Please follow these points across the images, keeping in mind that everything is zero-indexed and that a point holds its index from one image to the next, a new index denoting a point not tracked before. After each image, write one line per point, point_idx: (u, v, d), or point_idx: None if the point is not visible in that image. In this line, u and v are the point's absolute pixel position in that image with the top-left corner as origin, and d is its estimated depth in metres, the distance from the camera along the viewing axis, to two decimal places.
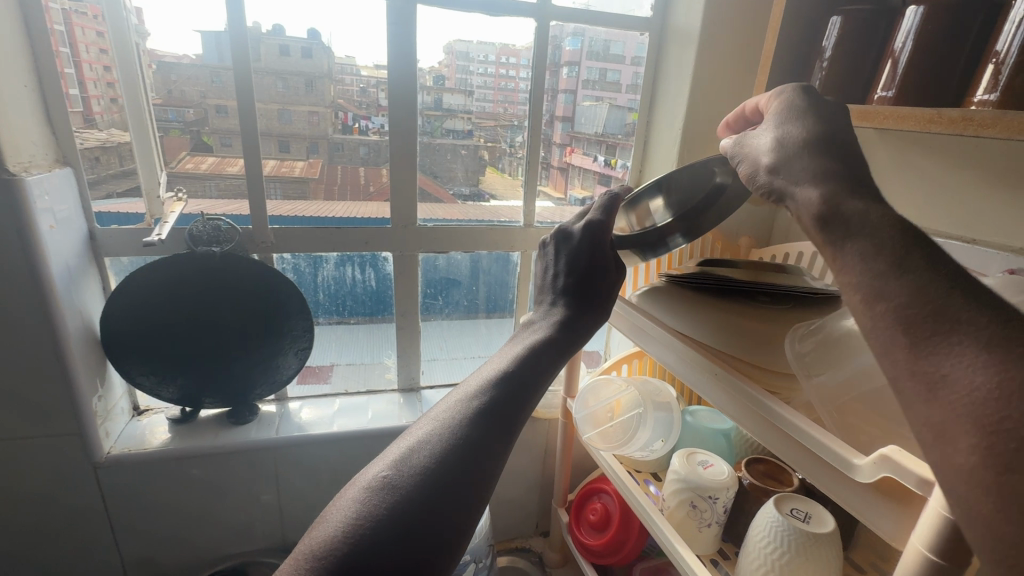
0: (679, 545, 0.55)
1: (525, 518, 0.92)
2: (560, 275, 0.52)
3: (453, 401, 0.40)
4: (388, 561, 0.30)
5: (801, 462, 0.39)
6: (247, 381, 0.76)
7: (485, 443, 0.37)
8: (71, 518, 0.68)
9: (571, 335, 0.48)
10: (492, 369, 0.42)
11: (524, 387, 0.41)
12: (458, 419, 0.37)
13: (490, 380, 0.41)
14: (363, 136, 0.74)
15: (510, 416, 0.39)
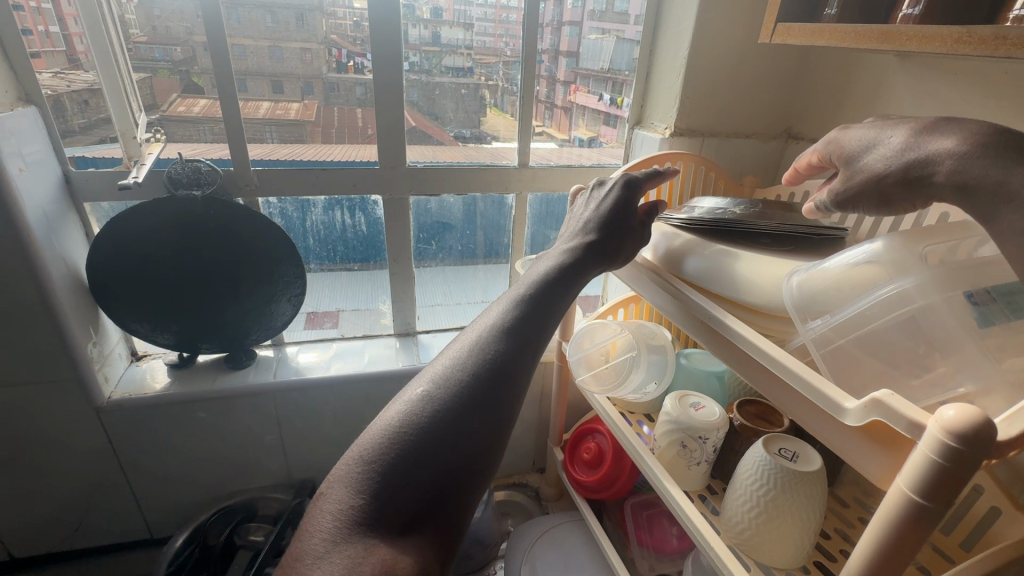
0: (667, 482, 0.57)
1: (522, 456, 0.95)
2: (592, 215, 0.53)
3: (475, 328, 0.43)
4: (427, 462, 0.34)
5: (791, 406, 0.38)
6: (243, 326, 0.77)
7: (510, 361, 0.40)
8: (80, 459, 0.71)
9: (586, 268, 0.50)
10: (508, 300, 0.45)
11: (544, 310, 0.44)
12: (482, 344, 0.40)
13: (512, 306, 0.44)
14: (358, 75, 0.69)
15: (532, 335, 0.42)
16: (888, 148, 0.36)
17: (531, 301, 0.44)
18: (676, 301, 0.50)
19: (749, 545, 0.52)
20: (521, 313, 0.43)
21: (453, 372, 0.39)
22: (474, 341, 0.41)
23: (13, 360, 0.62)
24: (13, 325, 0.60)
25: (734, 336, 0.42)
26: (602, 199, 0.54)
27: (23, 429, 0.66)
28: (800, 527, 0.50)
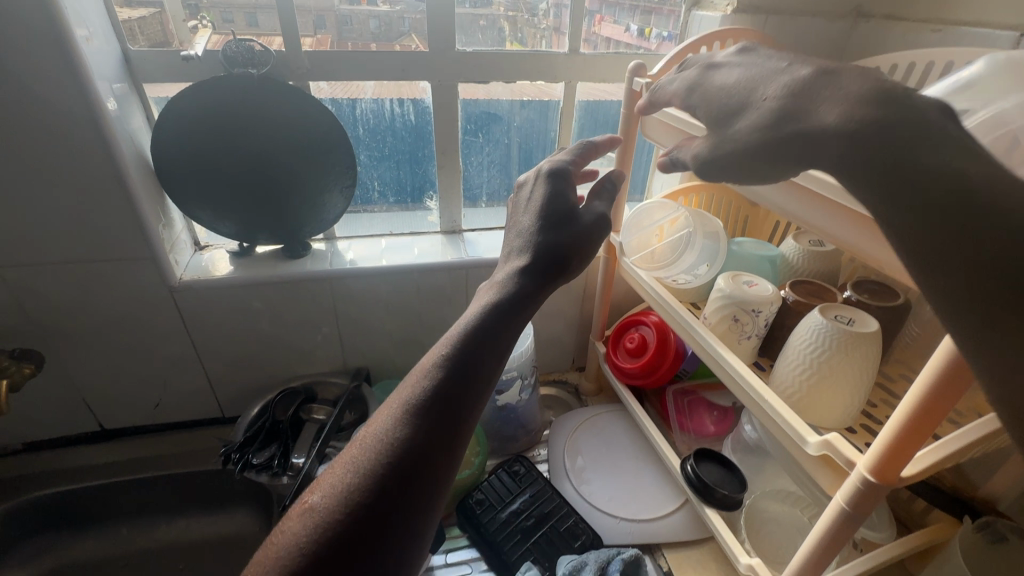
0: (721, 350, 0.56)
1: (563, 354, 0.98)
2: (528, 226, 0.47)
3: (412, 380, 0.39)
4: (352, 547, 0.31)
5: (866, 244, 0.38)
6: (298, 216, 0.79)
7: (444, 421, 0.36)
8: (158, 337, 0.76)
9: (531, 292, 0.43)
10: (446, 339, 0.40)
11: (478, 350, 0.39)
12: (416, 403, 0.37)
13: (445, 354, 0.39)
14: (372, 7, 0.71)
15: (470, 386, 0.38)
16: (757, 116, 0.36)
17: (465, 346, 0.39)
18: None
19: (800, 404, 0.54)
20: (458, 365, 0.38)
21: (380, 444, 0.35)
22: (405, 405, 0.37)
23: (94, 237, 0.66)
24: (90, 201, 0.63)
25: (809, 181, 0.41)
26: (531, 200, 0.49)
27: (107, 305, 0.71)
28: (853, 387, 0.52)
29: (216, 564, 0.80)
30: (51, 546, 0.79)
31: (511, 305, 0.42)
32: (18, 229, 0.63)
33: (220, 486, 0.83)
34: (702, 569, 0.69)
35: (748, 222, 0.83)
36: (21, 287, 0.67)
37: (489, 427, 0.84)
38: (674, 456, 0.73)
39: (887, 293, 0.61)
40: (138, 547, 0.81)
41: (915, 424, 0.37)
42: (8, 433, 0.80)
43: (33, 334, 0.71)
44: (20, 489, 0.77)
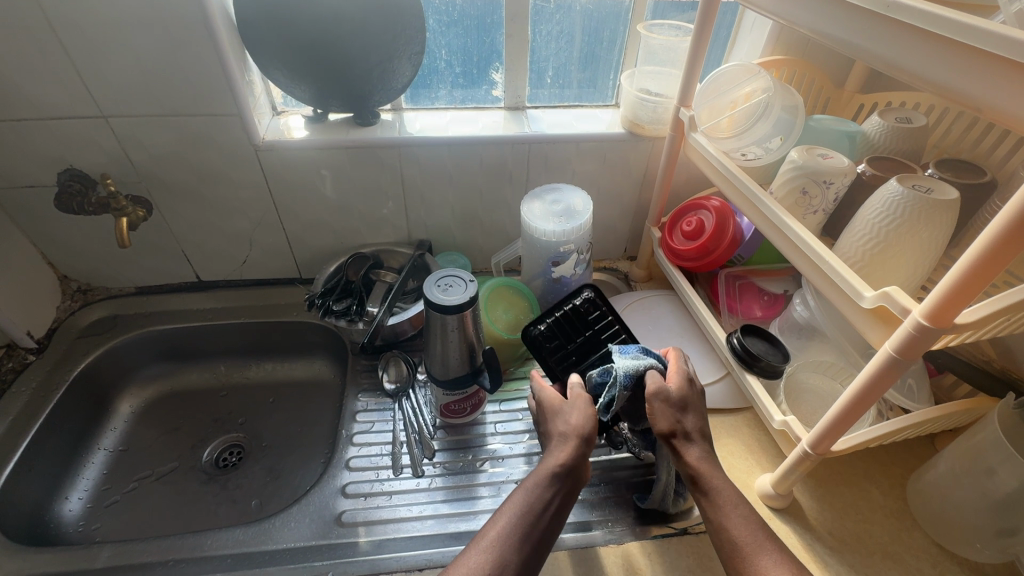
0: (786, 217, 0.56)
1: (617, 241, 1.00)
2: (569, 425, 0.59)
3: (517, 502, 0.53)
4: None
5: (960, 82, 0.39)
6: (367, 83, 0.78)
7: (555, 515, 0.54)
8: (245, 194, 0.83)
9: (580, 471, 0.57)
10: (536, 479, 0.55)
11: (563, 489, 0.55)
12: (519, 522, 0.51)
13: (541, 482, 0.55)
14: None
15: (567, 484, 0.55)
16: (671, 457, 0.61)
17: (560, 481, 0.55)
18: (841, 10, 0.48)
19: (860, 272, 0.55)
20: (559, 476, 0.55)
21: (519, 530, 0.51)
22: (530, 511, 0.53)
23: (188, 89, 0.71)
24: (182, 51, 0.67)
25: (913, 16, 0.41)
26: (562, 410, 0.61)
27: (201, 159, 0.78)
28: (920, 254, 0.52)
29: (300, 399, 0.92)
30: (165, 373, 0.93)
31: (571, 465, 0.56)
32: (122, 79, 0.69)
33: (300, 335, 0.93)
34: (734, 430, 0.75)
35: (828, 103, 0.80)
36: (127, 138, 0.74)
37: (542, 300, 0.89)
38: (720, 329, 0.75)
39: (970, 172, 0.59)
40: (234, 381, 0.94)
41: (961, 288, 0.38)
42: (122, 276, 0.92)
43: (139, 183, 0.79)
44: (137, 322, 0.90)
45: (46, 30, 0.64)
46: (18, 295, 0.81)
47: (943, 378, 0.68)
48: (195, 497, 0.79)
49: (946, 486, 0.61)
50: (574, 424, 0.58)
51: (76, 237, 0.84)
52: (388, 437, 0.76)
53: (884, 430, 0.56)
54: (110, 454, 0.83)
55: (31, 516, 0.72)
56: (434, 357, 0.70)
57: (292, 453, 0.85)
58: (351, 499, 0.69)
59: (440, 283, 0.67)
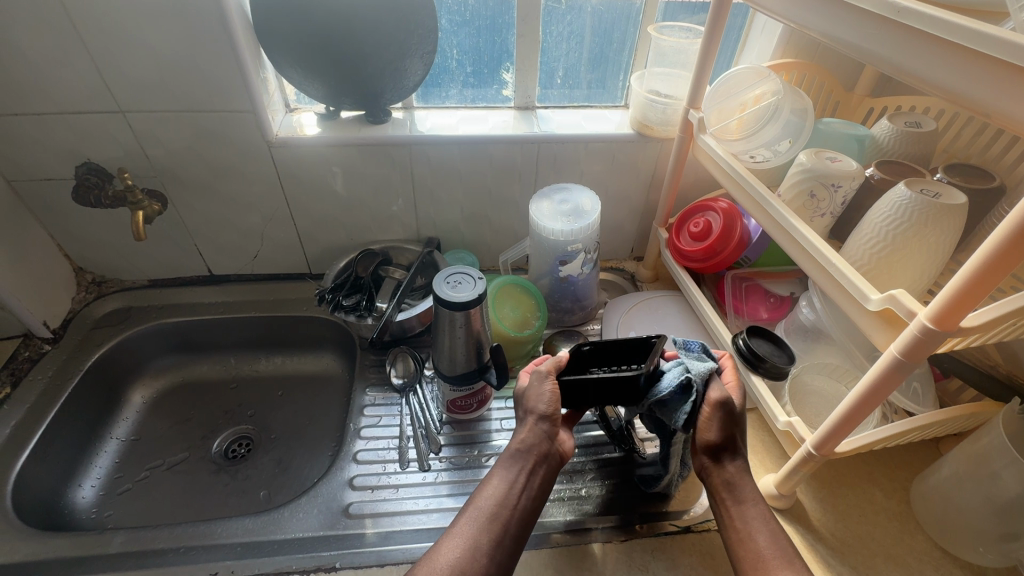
0: (794, 221, 0.57)
1: (624, 241, 1.01)
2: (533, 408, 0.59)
3: (490, 487, 0.56)
4: None
5: (969, 88, 0.39)
6: (379, 82, 0.79)
7: (527, 495, 0.55)
8: (257, 190, 0.84)
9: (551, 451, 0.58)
10: (506, 465, 0.57)
11: (527, 466, 0.56)
12: (493, 505, 0.54)
13: (507, 465, 0.57)
14: None
15: (541, 466, 0.57)
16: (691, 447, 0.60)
17: (527, 461, 0.57)
18: (852, 14, 0.49)
19: (866, 274, 0.56)
20: (526, 455, 0.57)
21: (492, 511, 0.53)
22: (498, 493, 0.55)
23: (204, 85, 0.72)
24: (199, 48, 0.69)
25: (924, 22, 0.41)
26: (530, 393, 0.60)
27: (216, 154, 0.79)
28: (926, 258, 0.53)
29: (309, 393, 0.94)
30: (176, 365, 0.95)
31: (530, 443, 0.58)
32: (140, 75, 0.70)
33: (309, 330, 0.95)
34: None
35: (838, 106, 0.80)
36: (144, 132, 0.76)
37: (548, 298, 0.89)
38: (726, 331, 0.75)
39: (980, 177, 0.59)
40: (244, 374, 0.96)
41: (961, 296, 0.39)
42: (136, 269, 0.93)
43: (154, 178, 0.81)
44: (150, 315, 0.92)
45: (68, 27, 0.65)
46: (35, 286, 0.83)
47: (949, 384, 0.69)
48: (205, 486, 0.80)
49: (950, 490, 0.61)
50: (530, 405, 0.59)
51: (91, 230, 0.86)
52: (394, 432, 0.77)
53: (888, 432, 0.56)
54: (122, 444, 0.85)
55: (46, 502, 0.73)
56: (442, 353, 0.71)
57: (300, 446, 0.86)
58: (358, 491, 0.70)
59: (449, 280, 0.68)
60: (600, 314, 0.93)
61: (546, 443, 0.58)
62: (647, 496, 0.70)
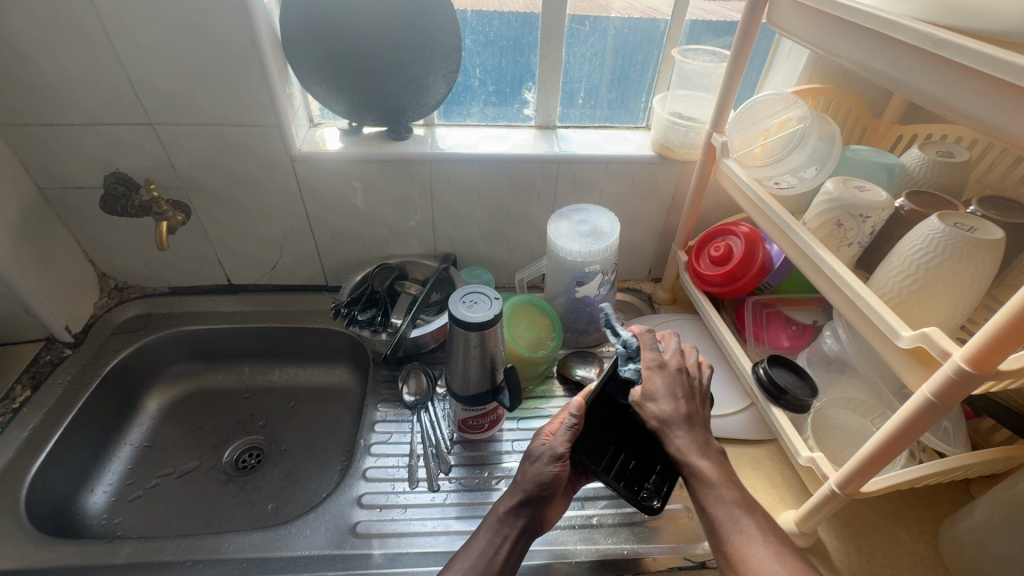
0: (820, 250, 0.55)
1: (641, 262, 0.99)
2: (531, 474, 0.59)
3: (478, 548, 0.56)
4: None
5: (1008, 123, 0.38)
6: (402, 100, 0.80)
7: (508, 562, 0.56)
8: (279, 202, 0.85)
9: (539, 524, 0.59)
10: (498, 530, 0.57)
11: (512, 534, 0.57)
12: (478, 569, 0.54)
13: (495, 529, 0.57)
14: None
15: (526, 536, 0.58)
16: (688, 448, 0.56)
17: (514, 529, 0.57)
18: (886, 44, 0.48)
19: (897, 309, 0.54)
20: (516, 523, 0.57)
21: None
22: (483, 555, 0.55)
23: (232, 100, 0.74)
24: (228, 65, 0.70)
25: (962, 54, 0.40)
26: (533, 458, 0.60)
27: (240, 167, 0.81)
28: (960, 294, 0.51)
29: (320, 405, 0.93)
30: (192, 372, 0.95)
31: (520, 511, 0.58)
32: (170, 89, 0.72)
33: (324, 342, 0.95)
34: (757, 463, 0.73)
35: (865, 132, 0.79)
36: (171, 144, 0.77)
37: (563, 318, 0.88)
38: (747, 359, 0.73)
39: (1016, 211, 0.57)
40: (257, 384, 0.96)
41: (1003, 339, 0.37)
42: (157, 276, 0.95)
43: (179, 188, 0.82)
44: (169, 322, 0.93)
45: (105, 43, 0.67)
46: (60, 290, 0.84)
47: (980, 422, 0.67)
48: (214, 496, 0.80)
49: (983, 536, 0.58)
50: (530, 475, 0.59)
51: (116, 237, 0.88)
52: (405, 450, 0.77)
53: (915, 474, 0.54)
54: (135, 450, 0.85)
55: (58, 507, 0.74)
56: (455, 372, 0.70)
57: (310, 459, 0.85)
58: (366, 509, 0.69)
59: (465, 299, 0.68)
60: (616, 336, 0.92)
61: (534, 515, 0.59)
62: (661, 528, 0.68)
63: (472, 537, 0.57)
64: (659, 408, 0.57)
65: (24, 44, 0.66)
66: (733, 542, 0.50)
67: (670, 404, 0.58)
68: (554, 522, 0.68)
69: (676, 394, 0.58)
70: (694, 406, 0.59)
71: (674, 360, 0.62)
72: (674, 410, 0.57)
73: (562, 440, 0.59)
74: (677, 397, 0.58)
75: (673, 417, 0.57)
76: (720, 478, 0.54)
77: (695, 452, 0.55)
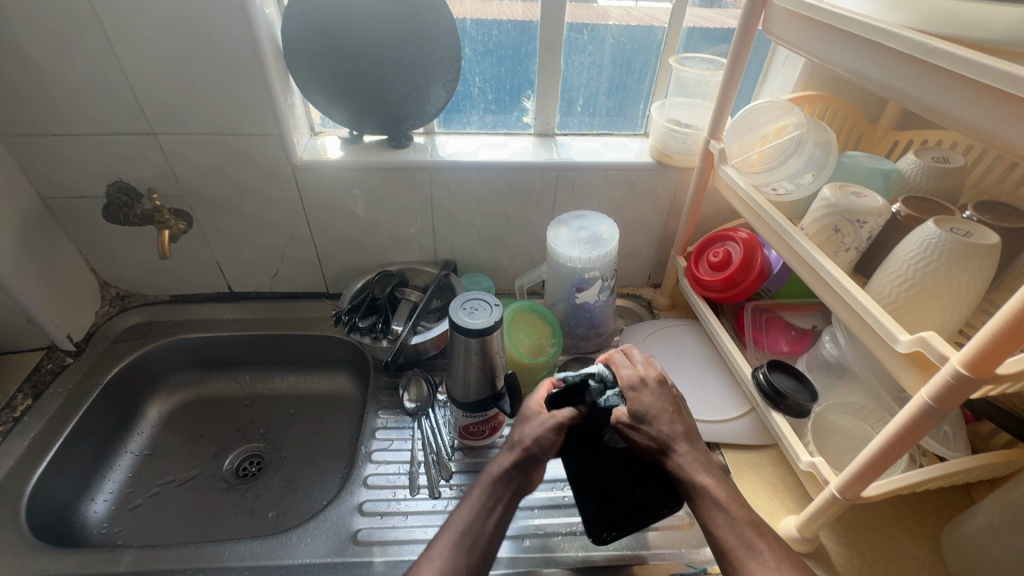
0: (819, 255, 0.55)
1: (641, 267, 1.00)
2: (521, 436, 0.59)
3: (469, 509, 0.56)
4: None
5: (1002, 130, 0.38)
6: (402, 108, 0.81)
7: (498, 521, 0.56)
8: (280, 210, 0.86)
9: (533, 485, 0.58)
10: (488, 491, 0.57)
11: (503, 497, 0.57)
12: (465, 527, 0.55)
13: (483, 489, 0.57)
14: None
15: (518, 496, 0.57)
16: (687, 459, 0.55)
17: (503, 488, 0.57)
18: (880, 53, 0.48)
19: (894, 313, 0.54)
20: (505, 481, 0.57)
21: (464, 535, 0.54)
22: (470, 516, 0.56)
23: (235, 110, 0.74)
24: (230, 76, 0.71)
25: (955, 62, 0.40)
26: (524, 424, 0.60)
27: (241, 175, 0.81)
28: (957, 299, 0.51)
29: (321, 412, 0.93)
30: (193, 380, 0.96)
31: (513, 475, 0.57)
32: (173, 99, 0.72)
33: (324, 349, 0.95)
34: (757, 468, 0.73)
35: (861, 139, 0.80)
36: (173, 153, 0.78)
37: (564, 324, 0.89)
38: (746, 364, 0.74)
39: (1011, 215, 0.58)
40: (258, 391, 0.96)
41: (1001, 341, 0.37)
42: (159, 285, 0.95)
43: (181, 197, 0.83)
44: (170, 330, 0.93)
45: (109, 54, 0.68)
46: (61, 299, 0.84)
47: (980, 426, 0.67)
48: (214, 504, 0.80)
49: (984, 540, 0.58)
50: (523, 437, 0.58)
51: (118, 245, 0.88)
52: (406, 456, 0.77)
53: (916, 478, 0.54)
54: (136, 458, 0.85)
55: (59, 516, 0.74)
56: (456, 379, 0.70)
57: (311, 466, 0.85)
58: (367, 517, 0.69)
59: (465, 306, 0.68)
60: (616, 341, 0.92)
61: (527, 477, 0.57)
62: (662, 533, 0.68)
63: (464, 498, 0.58)
64: (657, 428, 0.55)
65: (30, 56, 0.67)
66: (738, 553, 0.50)
67: (666, 421, 0.56)
68: (554, 529, 0.68)
69: (667, 408, 0.57)
70: (683, 419, 0.57)
71: (651, 373, 0.60)
72: (671, 428, 0.56)
73: (552, 417, 0.58)
74: (671, 412, 0.57)
75: (673, 435, 0.55)
76: (727, 498, 0.53)
77: (698, 469, 0.54)
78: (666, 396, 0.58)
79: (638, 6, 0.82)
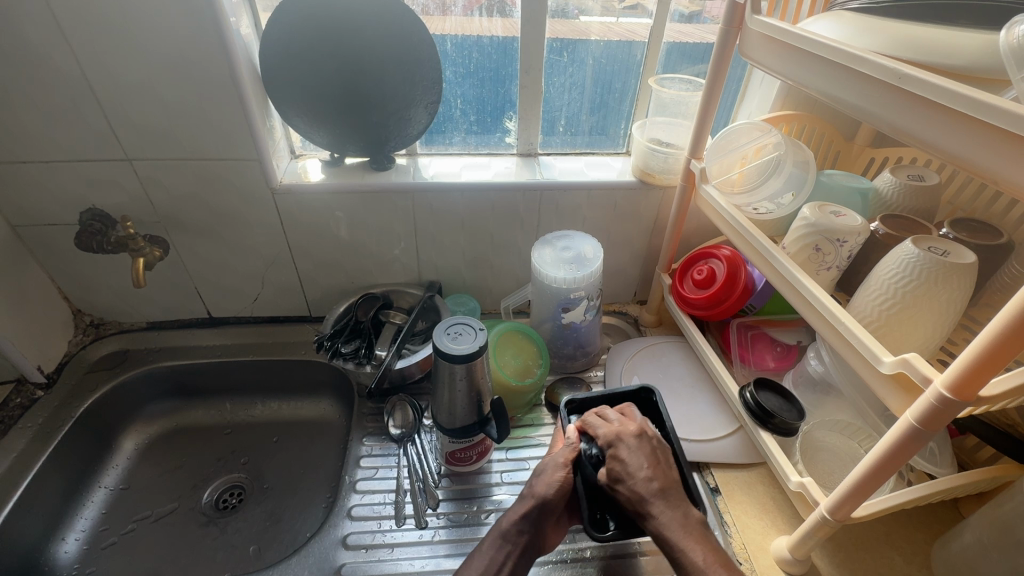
0: (801, 275, 0.56)
1: (627, 284, 1.00)
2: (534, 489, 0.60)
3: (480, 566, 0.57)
4: None
5: (977, 155, 0.38)
6: (384, 131, 0.81)
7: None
8: (260, 235, 0.85)
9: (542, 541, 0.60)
10: (500, 551, 0.57)
11: (514, 551, 0.58)
12: None
13: (495, 544, 0.58)
14: None
15: (528, 554, 0.59)
16: (663, 517, 0.54)
17: (512, 543, 0.58)
18: (852, 78, 0.49)
19: (876, 333, 0.54)
20: (512, 539, 0.58)
21: None
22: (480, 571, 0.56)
23: (211, 136, 0.73)
24: (205, 101, 0.70)
25: (926, 89, 0.41)
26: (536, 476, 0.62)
27: (219, 201, 0.80)
28: (937, 318, 0.51)
29: (303, 439, 0.91)
30: (170, 409, 0.93)
31: (524, 527, 0.58)
32: (149, 126, 0.71)
33: (307, 374, 0.93)
34: (748, 488, 0.73)
35: (838, 157, 0.81)
36: (149, 180, 0.77)
37: (551, 344, 0.88)
38: (733, 382, 0.73)
39: (986, 232, 0.59)
40: (238, 419, 0.93)
41: (981, 366, 0.37)
42: (135, 311, 0.93)
43: (158, 223, 0.81)
44: (147, 358, 0.90)
45: (81, 82, 0.67)
46: (32, 331, 0.82)
47: (965, 440, 0.68)
48: (192, 540, 0.77)
49: (974, 558, 0.58)
50: (536, 489, 0.60)
51: (91, 273, 0.86)
52: (391, 485, 0.75)
53: (905, 497, 0.54)
54: (110, 493, 0.82)
55: (27, 557, 0.71)
56: (441, 406, 0.69)
57: (293, 497, 0.83)
58: (352, 551, 0.67)
59: (449, 331, 0.67)
60: (604, 360, 0.92)
61: (538, 532, 0.59)
62: (655, 559, 0.67)
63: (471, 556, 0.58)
64: (631, 485, 0.56)
65: None
66: None
67: (642, 478, 0.56)
68: (544, 558, 0.66)
69: (644, 464, 0.57)
70: (663, 473, 0.57)
71: (629, 428, 0.60)
72: (648, 485, 0.55)
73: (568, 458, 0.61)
74: (647, 467, 0.57)
75: (648, 493, 0.55)
76: (709, 559, 0.52)
77: (678, 530, 0.53)
78: (644, 450, 0.58)
79: (619, 22, 0.82)
